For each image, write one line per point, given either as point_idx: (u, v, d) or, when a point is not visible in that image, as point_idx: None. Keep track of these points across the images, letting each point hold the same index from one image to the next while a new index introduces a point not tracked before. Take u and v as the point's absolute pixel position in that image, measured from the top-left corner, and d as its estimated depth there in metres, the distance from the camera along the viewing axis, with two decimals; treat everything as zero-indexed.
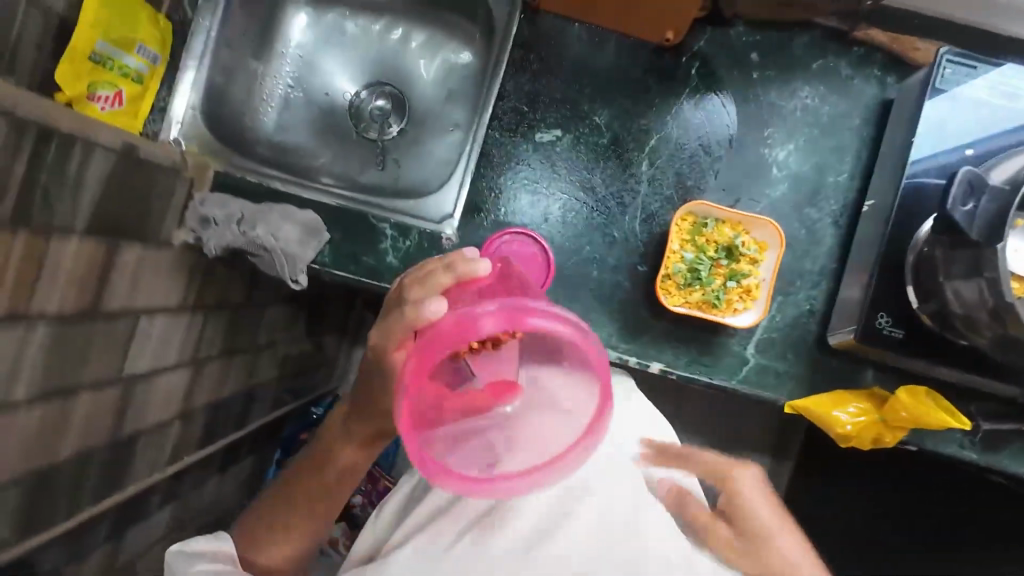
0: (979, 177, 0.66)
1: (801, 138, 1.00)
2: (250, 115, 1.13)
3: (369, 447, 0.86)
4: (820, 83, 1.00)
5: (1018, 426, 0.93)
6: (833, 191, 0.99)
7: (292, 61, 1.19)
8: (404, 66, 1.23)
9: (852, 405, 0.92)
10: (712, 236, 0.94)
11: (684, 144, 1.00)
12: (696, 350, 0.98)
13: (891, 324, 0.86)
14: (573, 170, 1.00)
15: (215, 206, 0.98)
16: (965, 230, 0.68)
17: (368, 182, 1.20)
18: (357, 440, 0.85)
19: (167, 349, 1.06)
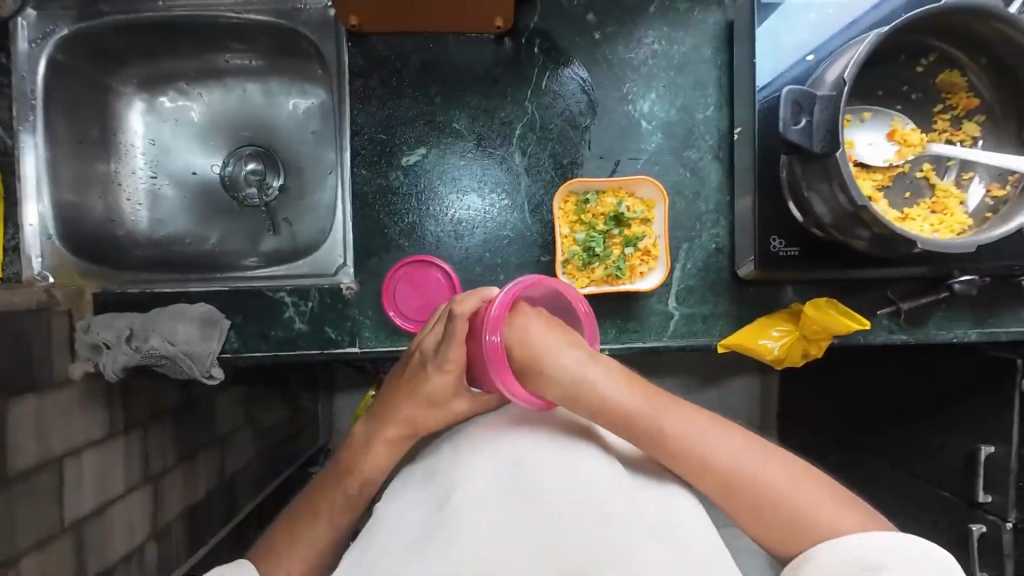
0: (804, 94, 0.66)
1: (661, 83, 0.98)
2: (118, 222, 1.08)
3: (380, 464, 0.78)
4: (662, 24, 0.98)
5: (936, 298, 0.95)
6: (706, 126, 0.98)
7: (146, 153, 1.14)
8: (261, 121, 1.18)
9: (777, 328, 0.93)
10: (597, 210, 0.94)
11: (550, 124, 0.98)
12: (621, 320, 0.97)
13: (785, 244, 0.89)
14: (449, 184, 0.98)
15: (101, 329, 0.94)
16: (808, 145, 0.68)
17: (266, 250, 1.14)
18: (369, 463, 0.78)
19: (111, 479, 1.03)
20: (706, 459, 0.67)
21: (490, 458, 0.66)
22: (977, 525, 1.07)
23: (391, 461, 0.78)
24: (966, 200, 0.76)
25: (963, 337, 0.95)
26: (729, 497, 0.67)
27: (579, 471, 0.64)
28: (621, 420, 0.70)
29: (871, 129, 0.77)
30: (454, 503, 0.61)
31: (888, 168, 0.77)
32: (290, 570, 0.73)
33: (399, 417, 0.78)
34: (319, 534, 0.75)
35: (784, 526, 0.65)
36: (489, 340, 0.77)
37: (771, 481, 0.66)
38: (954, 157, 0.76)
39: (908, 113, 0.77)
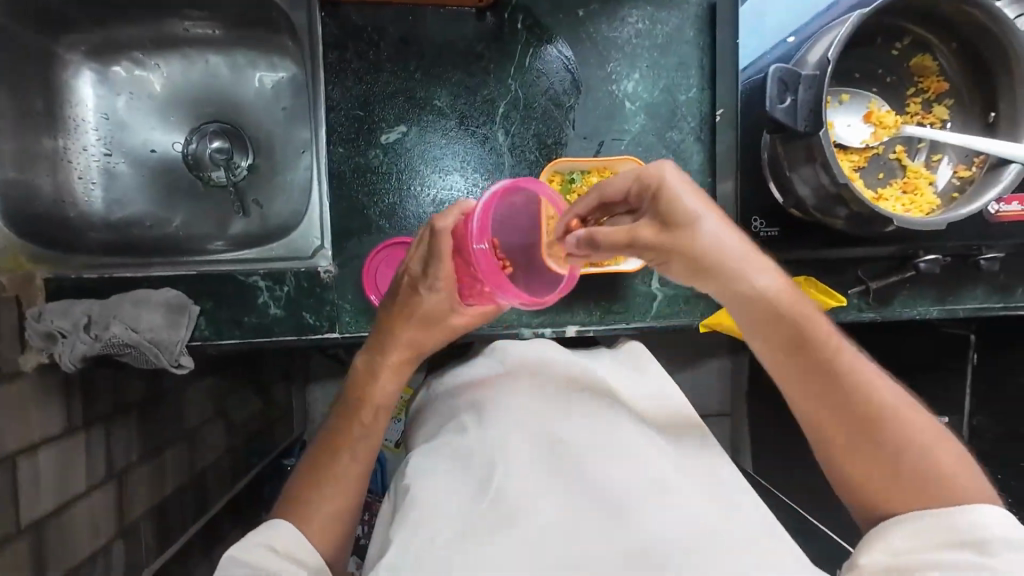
0: (789, 72, 0.67)
1: (644, 63, 0.97)
2: (69, 201, 0.99)
3: (386, 390, 0.81)
4: (646, 2, 0.97)
5: (903, 276, 0.99)
6: (688, 107, 0.98)
7: (99, 127, 1.05)
8: (226, 96, 1.11)
9: None
10: (582, 189, 0.94)
11: (535, 102, 0.96)
12: (605, 302, 0.97)
13: (765, 225, 0.91)
14: (431, 164, 0.95)
15: (55, 317, 0.88)
16: (792, 125, 0.69)
17: (236, 233, 1.08)
18: (374, 390, 0.81)
19: (72, 477, 0.97)
20: (849, 381, 0.67)
21: (529, 430, 0.67)
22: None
23: (399, 383, 0.82)
24: (935, 181, 0.79)
25: (926, 315, 1.00)
26: (843, 430, 0.67)
27: (615, 438, 0.66)
28: (769, 314, 0.71)
29: (850, 110, 0.79)
30: (498, 482, 0.61)
31: (864, 150, 0.79)
32: (329, 508, 0.74)
33: (399, 344, 0.81)
34: (350, 467, 0.77)
35: (894, 475, 0.64)
36: (476, 249, 0.70)
37: (900, 415, 0.65)
38: (925, 139, 0.79)
39: (883, 95, 0.80)
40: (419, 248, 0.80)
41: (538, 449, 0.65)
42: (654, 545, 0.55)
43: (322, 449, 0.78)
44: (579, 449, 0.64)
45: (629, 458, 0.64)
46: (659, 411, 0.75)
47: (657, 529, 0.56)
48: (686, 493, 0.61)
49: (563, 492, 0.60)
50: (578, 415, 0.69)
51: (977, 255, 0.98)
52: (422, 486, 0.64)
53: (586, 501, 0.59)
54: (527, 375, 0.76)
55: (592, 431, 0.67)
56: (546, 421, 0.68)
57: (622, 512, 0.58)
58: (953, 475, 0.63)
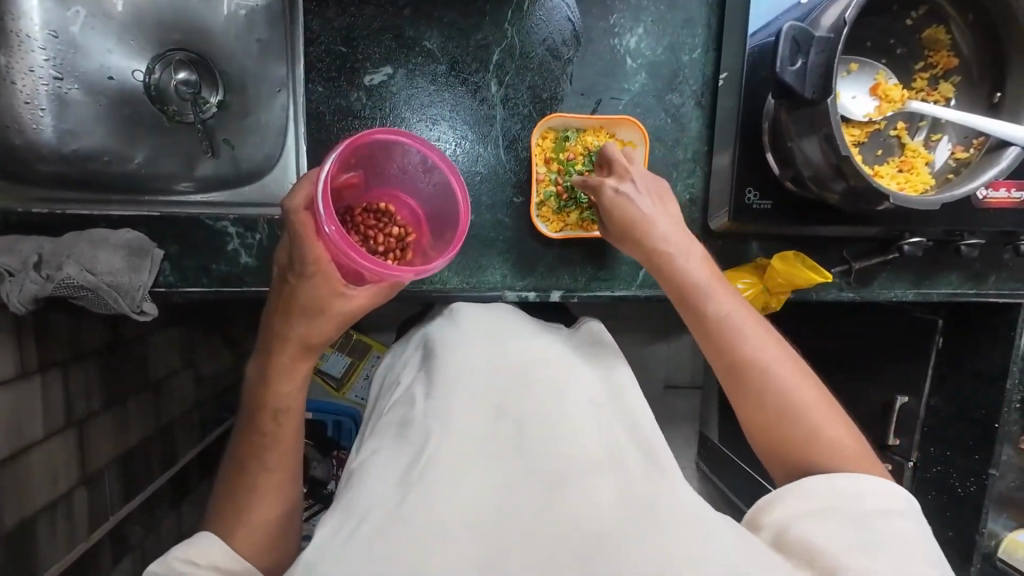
0: (804, 31, 0.64)
1: (649, 17, 0.92)
2: (17, 130, 0.91)
3: (286, 392, 0.70)
4: None
5: (885, 259, 0.99)
6: (691, 70, 0.94)
7: (47, 44, 0.93)
8: (193, 22, 1.01)
9: (741, 281, 0.94)
10: (576, 148, 0.90)
11: (531, 51, 0.90)
12: (592, 268, 0.95)
13: (758, 197, 0.89)
14: (417, 112, 0.89)
15: (4, 254, 0.80)
16: (800, 90, 0.67)
17: (204, 175, 1.01)
18: (270, 395, 0.70)
19: (27, 423, 0.92)
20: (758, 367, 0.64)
21: (479, 400, 0.64)
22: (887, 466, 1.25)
23: (301, 378, 0.71)
24: (932, 160, 0.78)
25: (901, 298, 1.01)
26: (761, 410, 0.63)
27: (563, 403, 0.63)
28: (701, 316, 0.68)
29: (856, 81, 0.76)
30: (436, 449, 0.58)
31: (867, 124, 0.77)
32: (255, 521, 0.65)
33: (288, 343, 0.69)
34: (265, 477, 0.68)
35: (805, 457, 0.61)
36: (327, 233, 0.66)
37: (810, 402, 0.62)
38: (926, 116, 0.78)
39: (890, 68, 0.77)
40: (281, 249, 0.70)
41: (489, 417, 0.62)
42: (589, 510, 0.52)
43: (235, 463, 0.69)
44: (521, 417, 0.61)
45: (572, 424, 0.60)
46: (602, 378, 0.70)
47: (591, 498, 0.53)
48: (633, 465, 0.57)
49: (490, 462, 0.57)
50: (532, 377, 0.66)
51: (959, 240, 0.98)
52: (368, 457, 0.62)
53: (510, 475, 0.56)
54: (485, 340, 0.73)
55: (536, 398, 0.63)
56: (493, 383, 0.66)
57: (554, 479, 0.55)
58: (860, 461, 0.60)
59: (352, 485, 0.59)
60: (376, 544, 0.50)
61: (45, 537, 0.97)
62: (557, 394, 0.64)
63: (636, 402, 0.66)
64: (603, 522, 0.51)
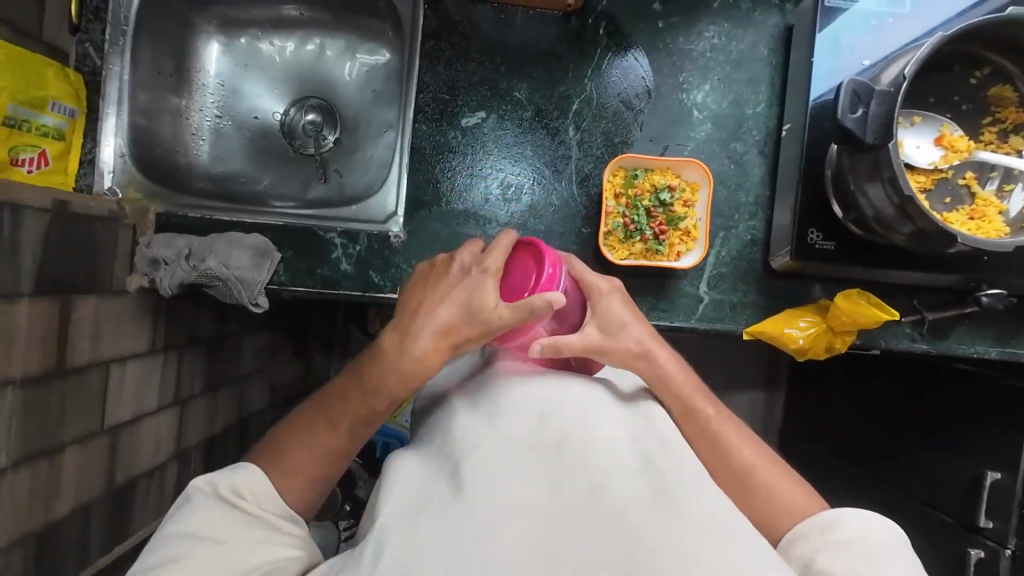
0: (863, 84, 0.70)
1: (716, 76, 1.03)
2: (182, 152, 1.13)
3: (408, 370, 0.70)
4: (724, 20, 1.03)
5: (963, 311, 0.97)
6: (755, 122, 1.02)
7: (215, 91, 1.18)
8: (325, 76, 1.23)
9: (804, 319, 0.96)
10: (644, 185, 0.97)
11: (607, 101, 1.02)
12: (653, 297, 1.01)
13: (822, 238, 0.93)
14: (503, 150, 1.03)
15: (162, 247, 0.98)
16: (860, 136, 0.72)
17: (317, 197, 1.19)
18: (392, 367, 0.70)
19: (146, 394, 1.07)
20: (722, 443, 0.76)
21: (516, 415, 0.62)
22: (976, 550, 1.13)
23: (404, 367, 0.70)
24: (1005, 211, 0.79)
25: (984, 354, 1.00)
26: (743, 495, 0.74)
27: (596, 420, 0.63)
28: (685, 407, 0.77)
29: (921, 131, 0.80)
30: (477, 462, 0.58)
31: (933, 171, 0.80)
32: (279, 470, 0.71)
33: (419, 325, 0.70)
34: (328, 430, 0.72)
35: (774, 514, 0.73)
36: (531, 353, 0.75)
37: (766, 473, 0.75)
38: (998, 167, 0.79)
39: (956, 121, 0.81)
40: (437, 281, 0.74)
41: (529, 433, 0.61)
42: (634, 515, 0.55)
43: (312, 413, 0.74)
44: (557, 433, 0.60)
45: (604, 439, 0.61)
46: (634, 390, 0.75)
47: (631, 505, 0.55)
48: (671, 479, 0.59)
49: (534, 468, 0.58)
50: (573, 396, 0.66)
51: None
52: (406, 469, 0.64)
53: (555, 481, 0.57)
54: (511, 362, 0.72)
55: (573, 410, 0.63)
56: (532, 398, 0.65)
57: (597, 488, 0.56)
58: (767, 476, 0.75)
59: (394, 490, 0.62)
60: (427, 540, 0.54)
61: (141, 501, 1.08)
62: (591, 413, 0.63)
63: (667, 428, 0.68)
64: (648, 538, 0.53)
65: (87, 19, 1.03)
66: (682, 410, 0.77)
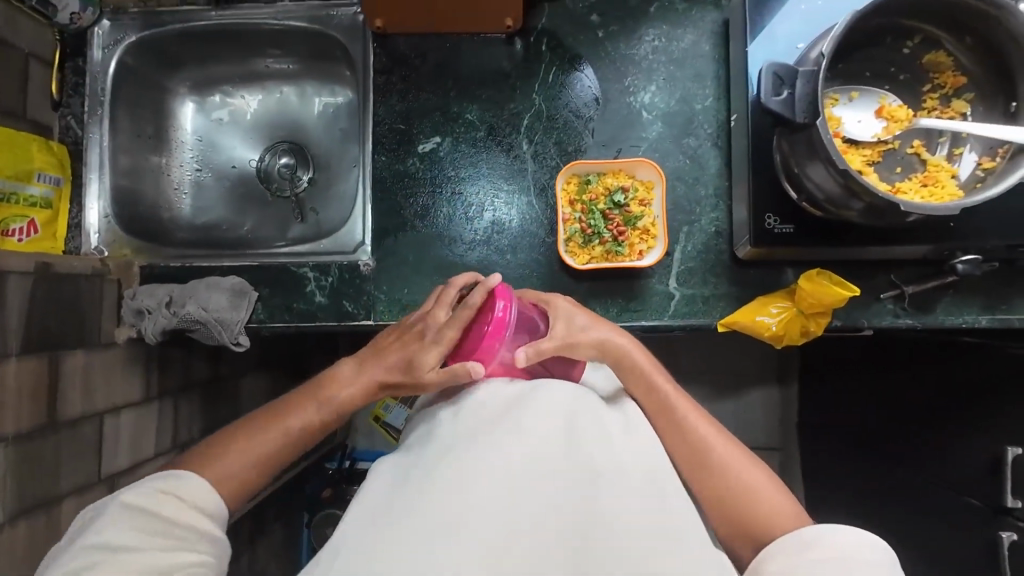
0: (783, 67, 0.71)
1: (661, 77, 1.05)
2: (165, 207, 1.19)
3: (351, 400, 0.80)
4: (662, 23, 1.05)
5: (943, 281, 0.94)
6: (704, 116, 1.03)
7: (193, 147, 1.25)
8: (294, 119, 1.29)
9: (775, 306, 0.95)
10: (598, 190, 0.98)
11: (557, 113, 1.05)
12: (623, 299, 1.01)
13: (779, 222, 0.90)
14: (461, 171, 1.06)
15: (145, 296, 1.03)
16: (791, 117, 0.72)
17: (295, 236, 1.24)
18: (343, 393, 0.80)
19: (143, 441, 1.10)
20: (688, 432, 0.76)
21: (492, 424, 0.64)
22: (1008, 532, 1.01)
23: (353, 394, 0.80)
24: (957, 174, 0.78)
25: (974, 323, 0.96)
26: (710, 485, 0.74)
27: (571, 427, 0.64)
28: (651, 396, 0.78)
29: (861, 106, 0.80)
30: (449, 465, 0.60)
31: (878, 143, 0.80)
32: (228, 459, 0.76)
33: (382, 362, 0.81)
34: (267, 436, 0.78)
35: (740, 504, 0.74)
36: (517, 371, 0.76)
37: (733, 462, 0.75)
38: (945, 131, 0.79)
39: (895, 92, 0.81)
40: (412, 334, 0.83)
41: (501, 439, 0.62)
42: (605, 521, 0.57)
43: (256, 420, 0.80)
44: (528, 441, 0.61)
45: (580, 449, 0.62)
46: (614, 388, 0.78)
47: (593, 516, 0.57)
48: (642, 486, 0.62)
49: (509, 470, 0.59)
50: (556, 397, 0.67)
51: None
52: (378, 475, 0.65)
53: (523, 487, 0.58)
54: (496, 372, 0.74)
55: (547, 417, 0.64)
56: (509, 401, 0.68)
57: (569, 493, 0.59)
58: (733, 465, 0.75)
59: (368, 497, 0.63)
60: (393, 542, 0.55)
61: None
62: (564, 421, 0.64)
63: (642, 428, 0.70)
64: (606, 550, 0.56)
65: (68, 95, 1.11)
66: (651, 401, 0.78)
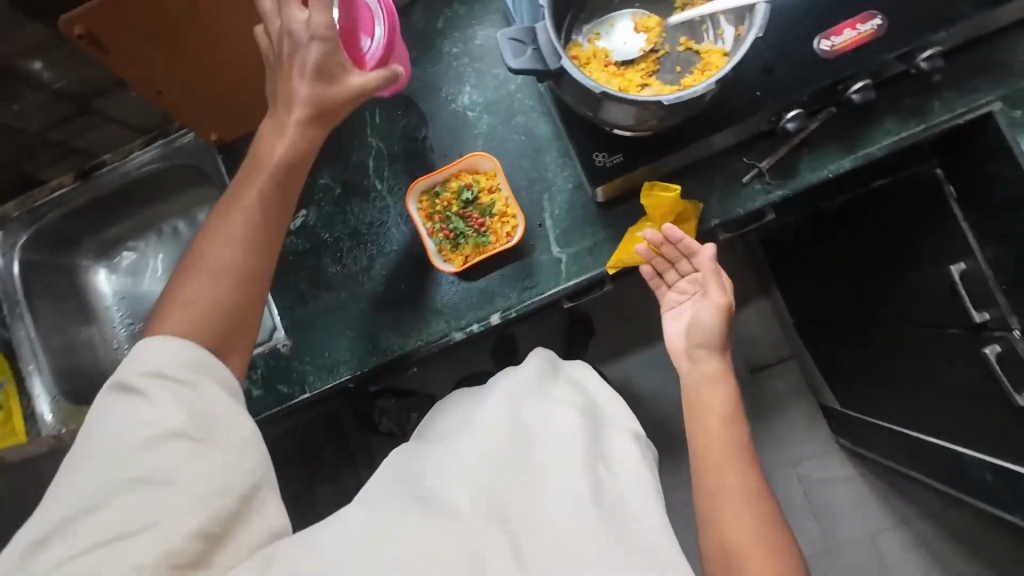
0: (517, 31, 0.77)
1: (471, 76, 1.12)
2: (110, 368, 1.29)
3: (221, 253, 0.74)
4: (454, 32, 1.13)
5: (789, 145, 0.97)
6: (522, 93, 1.10)
7: (118, 306, 1.35)
8: (192, 245, 1.36)
9: (642, 230, 0.99)
10: (448, 195, 1.04)
11: (396, 146, 1.12)
12: (518, 281, 1.05)
13: (607, 155, 0.94)
14: (335, 230, 1.13)
15: None
16: (546, 67, 0.77)
17: None
18: (216, 242, 0.75)
19: None
20: (699, 420, 0.91)
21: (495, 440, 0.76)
22: (989, 347, 0.94)
23: (227, 241, 0.75)
24: (726, 51, 0.82)
25: (839, 170, 0.98)
26: (707, 470, 0.86)
27: (561, 451, 0.76)
28: (710, 380, 0.92)
29: (618, 32, 0.86)
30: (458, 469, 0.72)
31: (650, 55, 0.85)
32: (181, 298, 0.73)
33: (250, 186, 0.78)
34: (180, 315, 0.71)
35: (716, 500, 0.83)
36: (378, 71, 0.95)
37: (724, 459, 0.86)
38: (701, 20, 0.84)
39: (643, 8, 0.87)
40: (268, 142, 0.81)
41: (505, 455, 0.74)
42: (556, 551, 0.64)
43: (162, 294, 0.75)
44: (517, 461, 0.74)
45: (559, 473, 0.73)
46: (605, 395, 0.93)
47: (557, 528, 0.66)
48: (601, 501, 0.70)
49: (507, 479, 0.71)
50: (555, 432, 0.80)
51: (845, 92, 0.93)
52: (385, 477, 0.77)
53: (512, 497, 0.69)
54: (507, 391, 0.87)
55: (539, 449, 0.77)
56: (519, 421, 0.81)
57: (557, 504, 0.69)
58: (725, 465, 0.86)
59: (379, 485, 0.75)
60: (409, 515, 0.65)
61: None
62: (554, 449, 0.76)
63: (620, 443, 0.82)
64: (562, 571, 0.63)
65: None
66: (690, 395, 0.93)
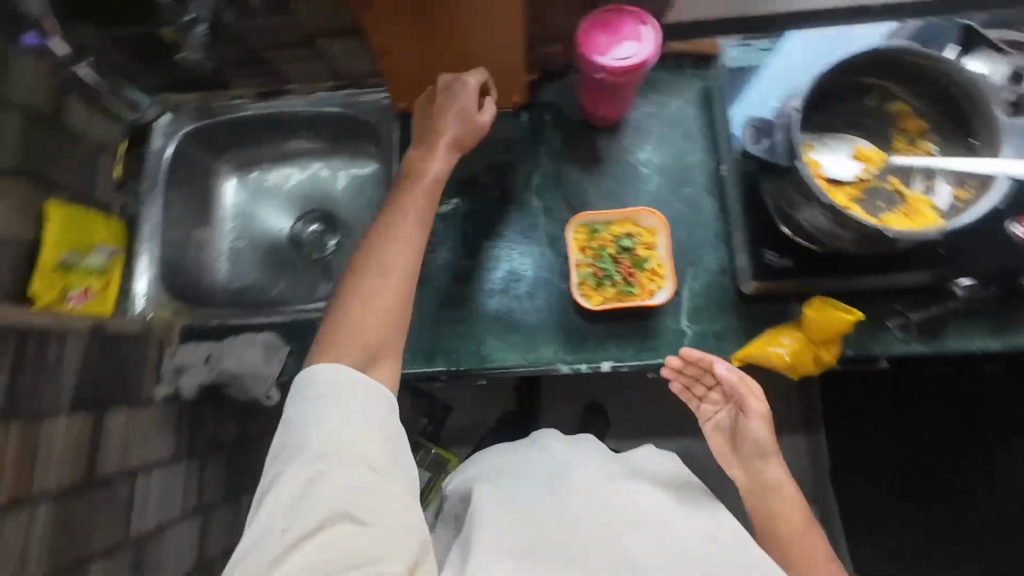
0: (760, 122, 0.83)
1: (655, 137, 1.17)
2: (205, 274, 1.29)
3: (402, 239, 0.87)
4: (653, 92, 1.19)
5: (945, 306, 0.98)
6: (697, 168, 1.14)
7: (232, 219, 1.36)
8: (321, 189, 1.39)
9: (785, 336, 0.98)
10: (606, 236, 1.05)
11: (563, 172, 1.16)
12: (639, 338, 1.05)
13: (776, 256, 0.98)
14: (479, 227, 1.15)
15: (187, 355, 1.10)
16: (773, 160, 0.81)
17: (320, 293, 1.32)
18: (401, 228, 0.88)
19: (171, 501, 1.10)
20: (769, 487, 0.91)
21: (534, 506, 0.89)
22: None
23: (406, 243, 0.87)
24: (937, 205, 0.85)
25: (986, 349, 0.97)
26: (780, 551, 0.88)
27: (623, 507, 0.88)
28: (755, 450, 0.92)
29: (836, 150, 0.89)
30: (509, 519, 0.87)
31: (858, 182, 0.88)
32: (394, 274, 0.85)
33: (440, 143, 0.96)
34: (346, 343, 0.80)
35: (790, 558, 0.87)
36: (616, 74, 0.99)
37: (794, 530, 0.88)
38: (917, 169, 0.87)
39: (865, 138, 0.90)
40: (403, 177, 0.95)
41: (551, 517, 0.87)
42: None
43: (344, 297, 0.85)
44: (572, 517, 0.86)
45: (622, 523, 0.85)
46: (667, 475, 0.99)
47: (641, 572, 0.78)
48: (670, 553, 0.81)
49: (564, 529, 0.84)
50: (618, 487, 0.92)
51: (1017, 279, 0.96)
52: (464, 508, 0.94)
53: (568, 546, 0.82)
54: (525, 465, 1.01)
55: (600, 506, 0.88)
56: (577, 479, 0.94)
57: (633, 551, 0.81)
58: (794, 539, 0.88)
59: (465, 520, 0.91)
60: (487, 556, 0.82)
61: None
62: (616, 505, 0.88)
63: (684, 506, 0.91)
64: None
65: (130, 177, 1.25)
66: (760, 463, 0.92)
